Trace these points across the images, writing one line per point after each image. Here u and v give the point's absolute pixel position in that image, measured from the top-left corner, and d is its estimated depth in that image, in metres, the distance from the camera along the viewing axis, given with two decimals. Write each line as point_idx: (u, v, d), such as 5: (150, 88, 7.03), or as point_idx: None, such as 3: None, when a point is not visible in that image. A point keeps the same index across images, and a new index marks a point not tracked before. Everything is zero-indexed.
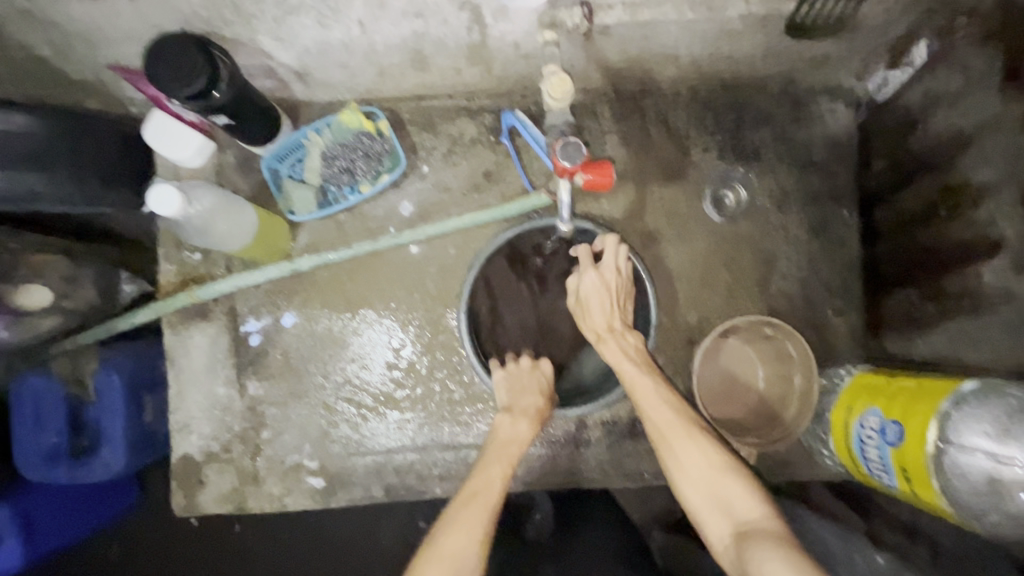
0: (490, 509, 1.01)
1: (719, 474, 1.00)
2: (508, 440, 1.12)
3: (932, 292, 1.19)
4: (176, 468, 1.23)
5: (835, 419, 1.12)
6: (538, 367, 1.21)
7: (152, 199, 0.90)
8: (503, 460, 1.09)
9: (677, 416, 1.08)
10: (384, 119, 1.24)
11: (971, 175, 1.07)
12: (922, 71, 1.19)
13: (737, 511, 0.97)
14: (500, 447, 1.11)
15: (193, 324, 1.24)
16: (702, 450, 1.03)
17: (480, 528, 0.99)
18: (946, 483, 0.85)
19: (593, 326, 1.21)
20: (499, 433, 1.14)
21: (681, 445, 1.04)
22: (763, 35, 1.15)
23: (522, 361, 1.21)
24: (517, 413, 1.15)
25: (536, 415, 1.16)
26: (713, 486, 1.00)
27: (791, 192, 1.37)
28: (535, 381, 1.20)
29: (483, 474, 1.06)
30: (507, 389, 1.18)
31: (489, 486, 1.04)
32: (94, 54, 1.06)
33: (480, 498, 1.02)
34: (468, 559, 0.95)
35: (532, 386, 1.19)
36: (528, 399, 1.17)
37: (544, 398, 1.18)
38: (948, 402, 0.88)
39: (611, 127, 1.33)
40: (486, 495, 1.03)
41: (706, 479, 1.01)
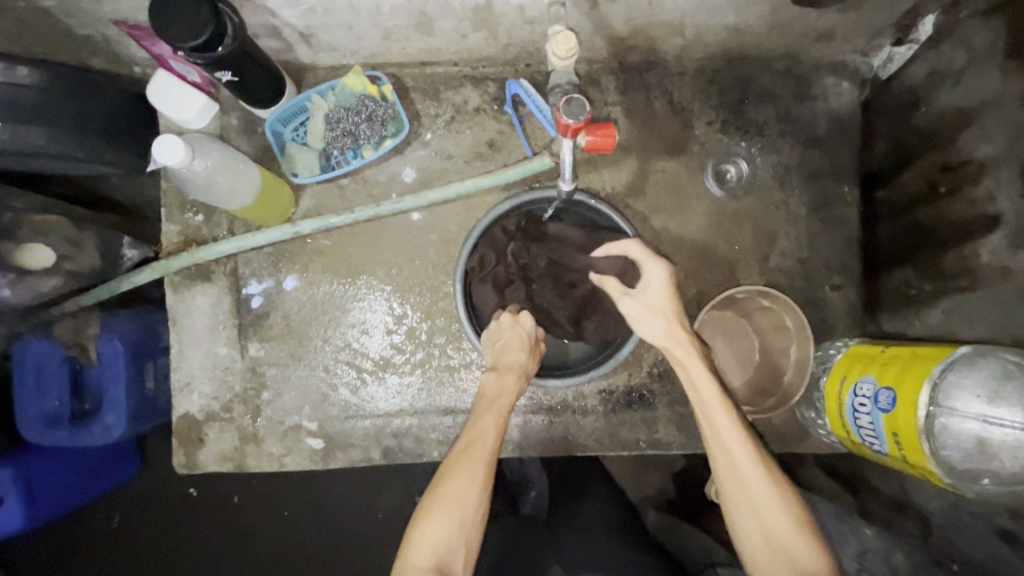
0: (487, 457, 1.02)
1: (796, 534, 0.93)
2: (495, 395, 1.11)
3: (928, 268, 1.20)
4: (177, 426, 1.24)
5: (829, 389, 1.13)
6: (517, 321, 1.19)
7: (156, 150, 0.89)
8: (495, 412, 1.09)
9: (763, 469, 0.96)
10: (388, 83, 1.24)
11: (971, 151, 1.08)
12: (928, 46, 1.19)
13: (785, 540, 0.93)
14: (489, 401, 1.11)
15: (195, 285, 1.25)
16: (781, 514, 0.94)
17: (480, 474, 1.00)
18: (935, 445, 0.87)
19: (662, 332, 1.08)
20: (486, 390, 1.13)
21: (747, 470, 0.96)
22: (769, 5, 1.15)
23: (502, 317, 1.19)
24: (503, 368, 1.14)
25: (521, 370, 1.15)
26: (786, 540, 0.93)
27: (793, 167, 1.38)
28: (517, 336, 1.18)
29: (477, 424, 1.07)
30: (491, 348, 1.18)
31: (483, 435, 1.05)
32: (98, 9, 1.06)
33: (477, 444, 1.03)
34: (471, 504, 0.97)
35: (516, 342, 1.17)
36: (513, 354, 1.16)
37: (527, 353, 1.17)
38: (942, 368, 0.89)
39: (615, 99, 1.33)
40: (481, 443, 1.04)
41: (789, 535, 0.93)
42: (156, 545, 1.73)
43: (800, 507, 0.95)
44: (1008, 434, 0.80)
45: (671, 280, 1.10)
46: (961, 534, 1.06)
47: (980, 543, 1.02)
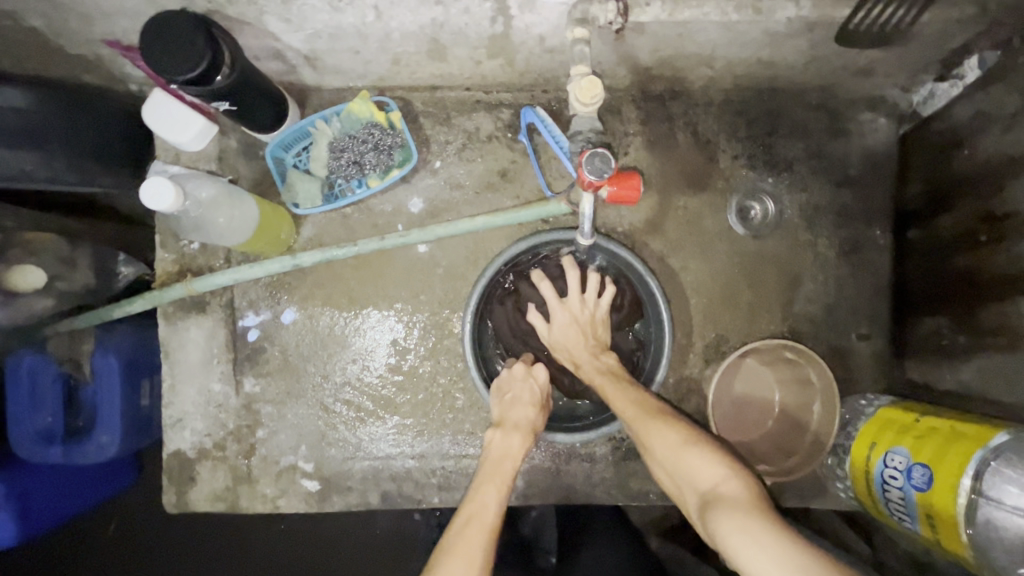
0: (488, 530, 0.95)
1: (684, 452, 0.95)
2: (501, 455, 1.08)
3: (964, 322, 1.13)
4: (168, 464, 1.18)
5: (855, 452, 1.06)
6: (531, 374, 1.18)
7: (147, 194, 0.82)
8: (497, 483, 1.04)
9: (639, 406, 1.05)
10: (396, 110, 1.15)
11: (1018, 205, 1.01)
12: (975, 86, 1.11)
13: (703, 484, 0.91)
14: (492, 466, 1.07)
15: (190, 316, 1.19)
16: (667, 438, 0.98)
17: (478, 553, 0.92)
18: (977, 535, 0.81)
19: (568, 357, 1.20)
20: (491, 451, 1.10)
21: (645, 430, 1.02)
22: (808, 40, 1.07)
23: (514, 367, 1.19)
24: (509, 428, 1.11)
25: (529, 428, 1.12)
26: (677, 460, 0.96)
27: (822, 207, 1.30)
28: (531, 392, 1.16)
29: (478, 497, 1.01)
30: (500, 401, 1.15)
31: (485, 507, 0.99)
32: (90, 30, 0.99)
33: (478, 518, 0.97)
34: (474, 542, 0.93)
35: (526, 397, 1.15)
36: (519, 410, 1.13)
37: (537, 409, 1.15)
38: (984, 455, 0.82)
39: (636, 129, 1.26)
40: (481, 516, 0.97)
41: (698, 470, 0.93)
42: (149, 562, 1.69)
43: (709, 446, 0.95)
44: None
45: (575, 322, 1.20)
46: None
47: None
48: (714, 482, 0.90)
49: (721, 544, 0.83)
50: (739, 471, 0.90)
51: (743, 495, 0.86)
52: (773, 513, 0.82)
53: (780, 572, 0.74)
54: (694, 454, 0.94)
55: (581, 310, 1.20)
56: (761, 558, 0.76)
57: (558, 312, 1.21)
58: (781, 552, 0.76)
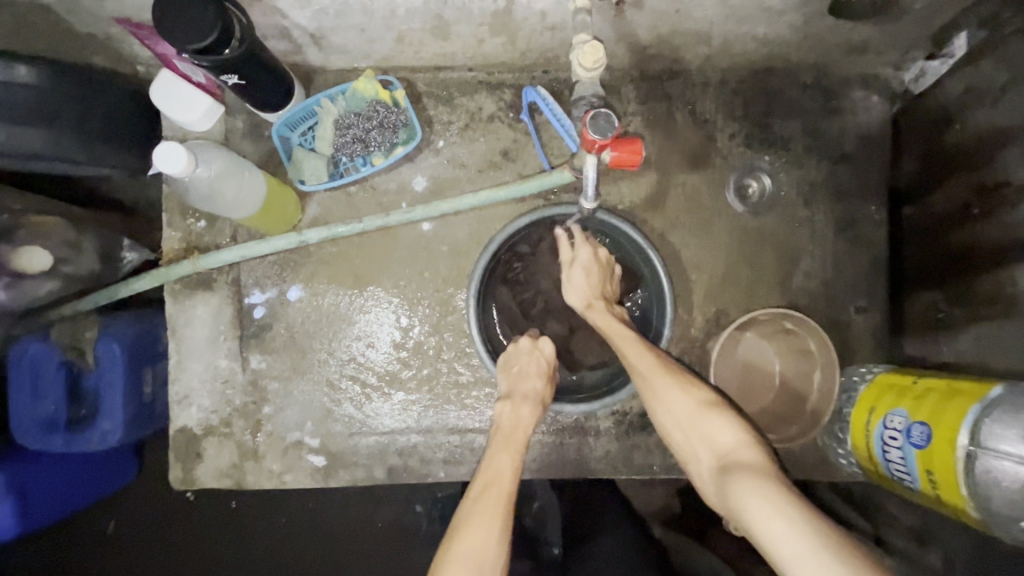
0: (506, 498, 0.98)
1: (704, 417, 1.01)
2: (511, 428, 1.09)
3: (959, 292, 1.16)
4: (174, 440, 1.19)
5: (855, 418, 1.08)
6: (537, 346, 1.18)
7: (160, 158, 0.84)
8: (511, 450, 1.06)
9: (658, 364, 1.07)
10: (400, 88, 1.19)
11: (1009, 173, 1.03)
12: (964, 61, 1.14)
13: (722, 447, 0.98)
14: (504, 435, 1.09)
15: (196, 294, 1.20)
16: (690, 403, 1.03)
17: (498, 526, 0.95)
18: (975, 486, 0.82)
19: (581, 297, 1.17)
20: (501, 421, 1.11)
21: (664, 389, 1.04)
22: (802, 16, 1.10)
23: (520, 341, 1.19)
24: (517, 399, 1.12)
25: (538, 399, 1.13)
26: (697, 423, 1.01)
27: (818, 184, 1.33)
28: (539, 363, 1.17)
29: (492, 464, 1.03)
30: (507, 374, 1.16)
31: (500, 476, 1.01)
32: (101, 7, 1.01)
33: (495, 488, 0.99)
34: (496, 520, 0.95)
35: (533, 369, 1.16)
36: (529, 381, 1.14)
37: (545, 380, 1.15)
38: (981, 409, 0.84)
39: (635, 108, 1.29)
40: (499, 485, 1.00)
41: (715, 433, 1.00)
42: (151, 552, 1.69)
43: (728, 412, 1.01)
44: None
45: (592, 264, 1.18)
46: None
47: None
48: (733, 447, 0.97)
49: (733, 501, 0.91)
50: (755, 439, 0.97)
51: (760, 462, 0.93)
52: (785, 480, 0.90)
53: (790, 529, 0.81)
54: (714, 420, 1.00)
55: (596, 262, 1.19)
56: (775, 518, 0.83)
57: (573, 270, 1.18)
58: (794, 515, 0.83)
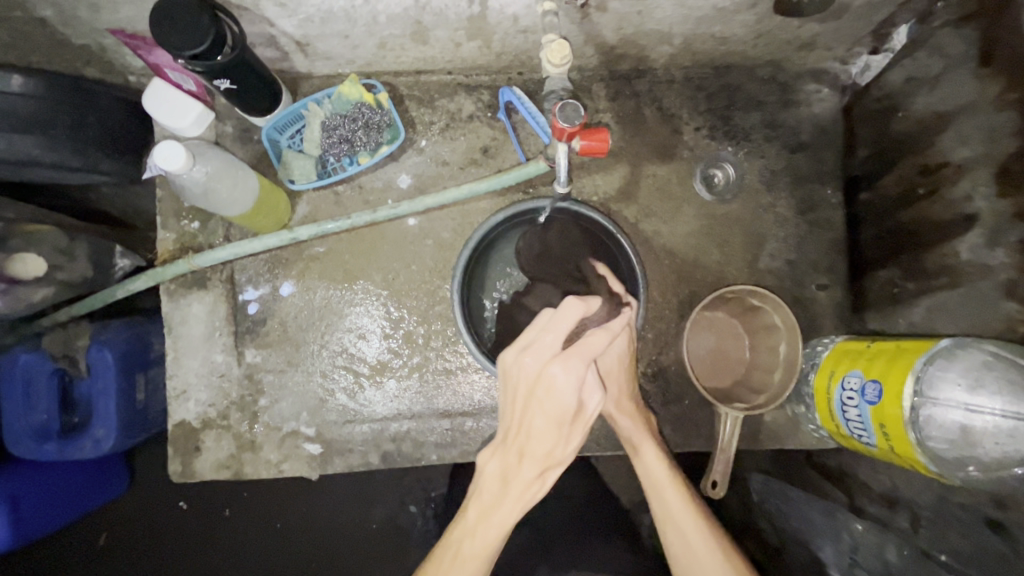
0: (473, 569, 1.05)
1: (699, 535, 1.11)
2: (497, 492, 1.05)
3: (910, 265, 1.25)
4: (173, 435, 1.22)
5: (818, 384, 1.16)
6: (557, 397, 0.95)
7: (159, 153, 0.89)
8: (483, 526, 1.05)
9: (672, 478, 1.17)
10: (383, 92, 1.26)
11: (948, 154, 1.13)
12: (904, 54, 1.24)
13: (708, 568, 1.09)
14: (489, 499, 1.06)
15: (191, 292, 1.25)
16: (690, 521, 1.12)
17: None
18: (919, 433, 0.89)
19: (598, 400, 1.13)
20: (488, 477, 1.06)
21: (671, 498, 1.15)
22: (755, 15, 1.19)
23: (528, 375, 0.96)
24: (513, 463, 1.03)
25: (541, 462, 1.02)
26: (693, 542, 1.11)
27: (779, 172, 1.42)
28: (552, 415, 0.96)
29: (460, 571, 1.04)
30: (511, 426, 1.01)
31: (476, 548, 1.05)
32: (96, 19, 1.06)
33: (456, 571, 1.04)
34: None
35: (543, 431, 0.99)
36: (535, 446, 1.01)
37: (555, 442, 1.00)
38: (923, 361, 0.92)
39: (605, 106, 1.37)
40: (463, 555, 1.05)
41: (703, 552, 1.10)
42: (145, 560, 1.70)
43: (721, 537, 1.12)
44: (989, 421, 0.84)
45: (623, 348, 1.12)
46: (950, 526, 1.11)
47: (968, 534, 1.07)
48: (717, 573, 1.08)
49: None
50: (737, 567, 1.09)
51: None
52: None
53: None
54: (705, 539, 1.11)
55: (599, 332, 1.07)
56: None
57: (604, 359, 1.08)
58: None
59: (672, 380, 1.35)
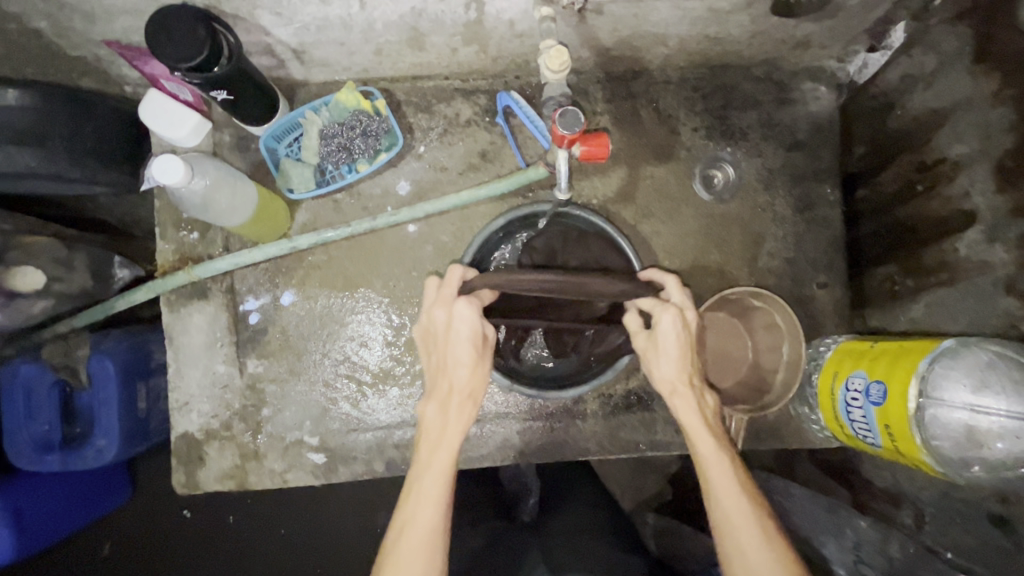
0: (437, 529, 0.95)
1: (752, 529, 0.96)
2: (439, 435, 1.02)
3: (910, 262, 1.26)
4: (176, 446, 1.22)
5: (822, 385, 1.17)
6: (455, 315, 1.02)
7: (158, 169, 0.88)
8: (441, 475, 0.99)
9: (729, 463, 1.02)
10: (381, 98, 1.25)
11: (946, 151, 1.14)
12: (900, 52, 1.24)
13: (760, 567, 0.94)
14: (431, 446, 1.01)
15: (191, 303, 1.24)
16: (743, 511, 0.98)
17: (431, 557, 0.94)
18: (927, 435, 0.90)
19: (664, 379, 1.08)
20: (428, 426, 1.03)
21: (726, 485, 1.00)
22: (750, 15, 1.19)
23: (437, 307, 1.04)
24: (445, 403, 1.03)
25: (469, 394, 1.04)
26: (746, 535, 0.96)
27: (777, 171, 1.42)
28: (458, 343, 1.03)
29: (417, 515, 0.96)
30: (432, 366, 1.07)
31: (421, 508, 0.96)
32: (91, 30, 1.05)
33: (415, 526, 0.95)
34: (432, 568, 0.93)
35: (461, 356, 1.02)
36: (460, 374, 1.03)
37: (474, 366, 1.03)
38: (928, 361, 0.92)
39: (603, 108, 1.37)
40: (424, 516, 0.95)
41: (754, 547, 0.95)
42: (150, 570, 1.70)
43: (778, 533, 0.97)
44: (995, 422, 0.84)
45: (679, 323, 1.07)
46: (954, 522, 1.11)
47: (973, 530, 1.08)
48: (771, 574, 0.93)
49: None
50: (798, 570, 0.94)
51: None
52: None
53: None
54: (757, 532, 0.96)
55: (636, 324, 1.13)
56: None
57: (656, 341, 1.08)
58: None
59: None
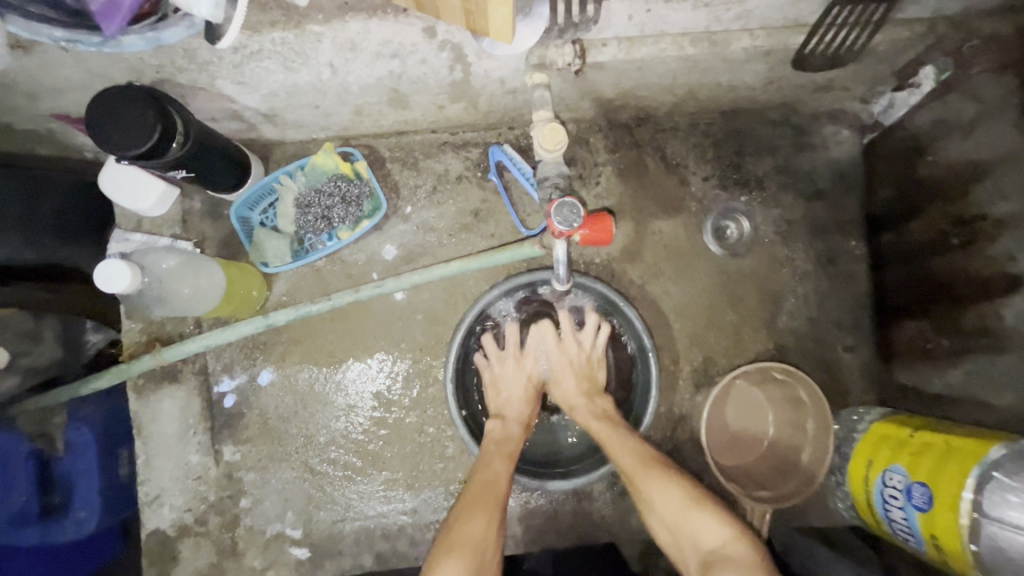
0: (499, 503, 1.01)
1: (687, 511, 0.96)
2: (503, 438, 1.12)
3: (945, 326, 1.13)
4: (147, 544, 1.12)
5: (853, 472, 1.05)
6: (521, 370, 1.21)
7: (99, 279, 0.78)
8: (503, 454, 1.08)
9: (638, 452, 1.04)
10: (361, 160, 1.14)
11: (986, 209, 1.01)
12: (932, 96, 1.12)
13: (705, 542, 0.93)
14: (494, 448, 1.09)
15: (160, 389, 1.14)
16: (669, 489, 0.99)
17: (494, 518, 0.98)
18: (983, 557, 0.79)
19: (564, 397, 1.19)
20: (492, 434, 1.13)
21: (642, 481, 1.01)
22: (766, 65, 1.07)
23: (507, 363, 1.21)
24: (506, 417, 1.16)
25: (525, 421, 1.17)
26: (675, 513, 0.97)
27: (796, 222, 1.31)
28: (521, 387, 1.20)
29: (489, 469, 1.05)
30: (495, 397, 1.20)
31: (494, 480, 1.03)
32: (37, 106, 0.95)
33: (489, 486, 1.02)
34: (487, 547, 0.95)
35: (520, 392, 1.20)
36: (519, 406, 1.18)
37: (530, 403, 1.19)
38: (983, 469, 0.81)
39: (605, 158, 1.26)
40: (497, 487, 1.02)
41: (686, 518, 0.96)
42: None
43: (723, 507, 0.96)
44: None
45: (568, 358, 1.20)
46: None
47: None
48: (719, 543, 0.92)
49: None
50: (745, 532, 0.92)
51: (750, 562, 0.88)
52: None
53: None
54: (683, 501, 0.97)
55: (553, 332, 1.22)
56: None
57: (560, 373, 1.20)
58: None
59: (690, 457, 1.25)
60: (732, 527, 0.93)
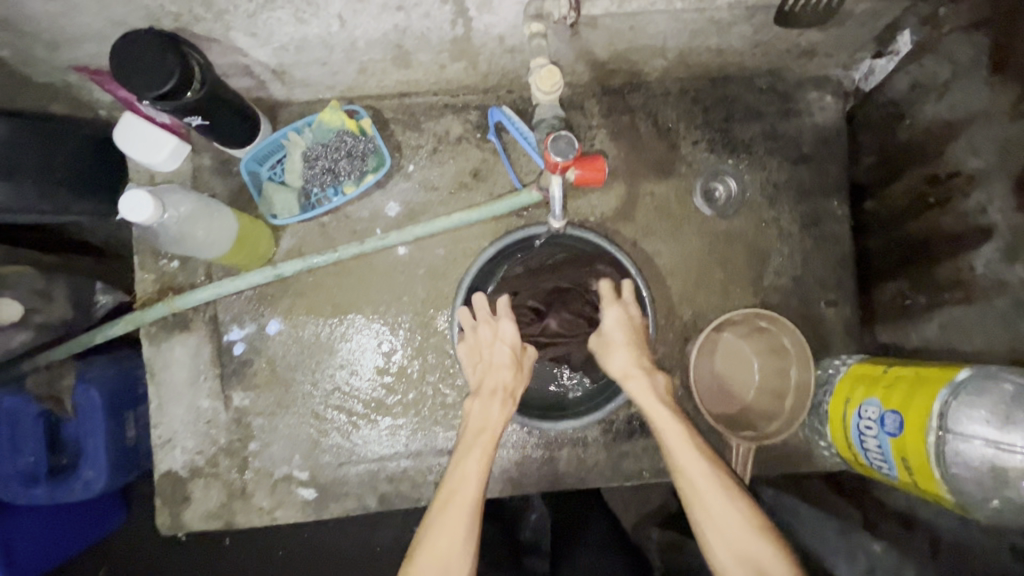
0: (472, 505, 0.95)
1: (753, 538, 0.91)
2: (482, 425, 1.05)
3: (922, 279, 1.19)
4: (160, 484, 1.18)
5: (832, 412, 1.11)
6: (499, 331, 1.13)
7: (125, 208, 0.85)
8: (479, 448, 1.02)
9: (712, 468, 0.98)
10: (366, 118, 1.20)
11: (960, 163, 1.07)
12: (909, 59, 1.19)
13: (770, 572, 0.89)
14: (473, 436, 1.04)
15: (173, 335, 1.20)
16: (732, 509, 0.94)
17: (466, 526, 0.93)
18: (947, 472, 0.85)
19: (617, 366, 1.12)
20: (471, 420, 1.07)
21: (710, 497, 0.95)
22: (752, 26, 1.13)
23: (483, 327, 1.14)
24: (487, 396, 1.08)
25: (507, 394, 1.09)
26: (740, 536, 0.92)
27: (781, 184, 1.37)
28: (501, 352, 1.12)
29: (461, 468, 1.00)
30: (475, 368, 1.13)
31: (466, 480, 0.98)
32: (57, 57, 1.00)
33: (460, 494, 0.96)
34: (458, 558, 0.90)
35: (500, 360, 1.11)
36: (500, 372, 1.10)
37: (513, 372, 1.11)
38: (947, 392, 0.87)
39: (599, 122, 1.32)
40: (465, 489, 0.97)
41: (747, 544, 0.91)
42: None
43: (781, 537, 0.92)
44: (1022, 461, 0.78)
45: (623, 318, 1.16)
46: None
47: None
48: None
49: None
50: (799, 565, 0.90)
51: None
52: None
53: None
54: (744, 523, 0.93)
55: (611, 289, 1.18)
56: None
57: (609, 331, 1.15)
58: None
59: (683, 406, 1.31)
60: (791, 563, 0.90)
